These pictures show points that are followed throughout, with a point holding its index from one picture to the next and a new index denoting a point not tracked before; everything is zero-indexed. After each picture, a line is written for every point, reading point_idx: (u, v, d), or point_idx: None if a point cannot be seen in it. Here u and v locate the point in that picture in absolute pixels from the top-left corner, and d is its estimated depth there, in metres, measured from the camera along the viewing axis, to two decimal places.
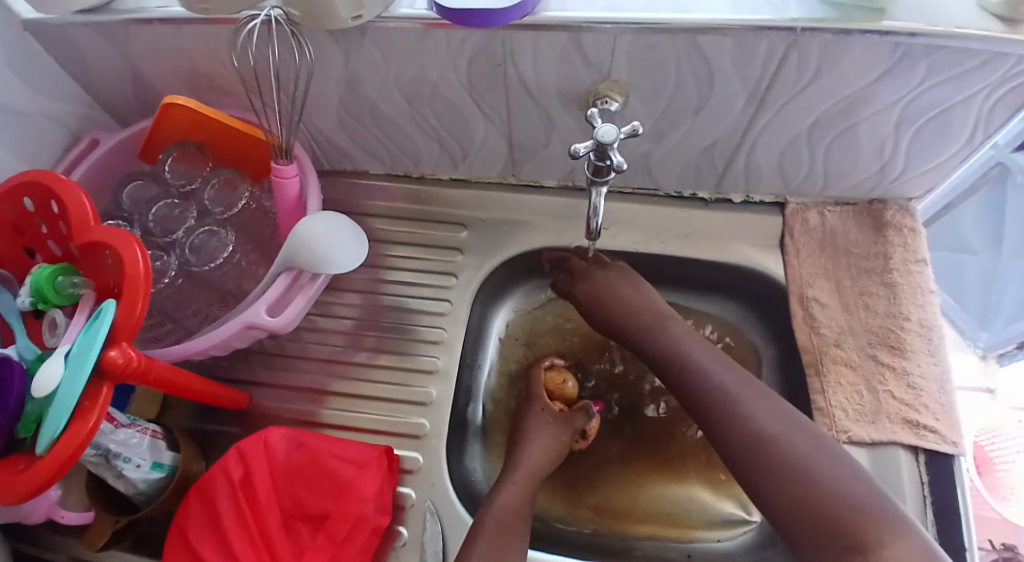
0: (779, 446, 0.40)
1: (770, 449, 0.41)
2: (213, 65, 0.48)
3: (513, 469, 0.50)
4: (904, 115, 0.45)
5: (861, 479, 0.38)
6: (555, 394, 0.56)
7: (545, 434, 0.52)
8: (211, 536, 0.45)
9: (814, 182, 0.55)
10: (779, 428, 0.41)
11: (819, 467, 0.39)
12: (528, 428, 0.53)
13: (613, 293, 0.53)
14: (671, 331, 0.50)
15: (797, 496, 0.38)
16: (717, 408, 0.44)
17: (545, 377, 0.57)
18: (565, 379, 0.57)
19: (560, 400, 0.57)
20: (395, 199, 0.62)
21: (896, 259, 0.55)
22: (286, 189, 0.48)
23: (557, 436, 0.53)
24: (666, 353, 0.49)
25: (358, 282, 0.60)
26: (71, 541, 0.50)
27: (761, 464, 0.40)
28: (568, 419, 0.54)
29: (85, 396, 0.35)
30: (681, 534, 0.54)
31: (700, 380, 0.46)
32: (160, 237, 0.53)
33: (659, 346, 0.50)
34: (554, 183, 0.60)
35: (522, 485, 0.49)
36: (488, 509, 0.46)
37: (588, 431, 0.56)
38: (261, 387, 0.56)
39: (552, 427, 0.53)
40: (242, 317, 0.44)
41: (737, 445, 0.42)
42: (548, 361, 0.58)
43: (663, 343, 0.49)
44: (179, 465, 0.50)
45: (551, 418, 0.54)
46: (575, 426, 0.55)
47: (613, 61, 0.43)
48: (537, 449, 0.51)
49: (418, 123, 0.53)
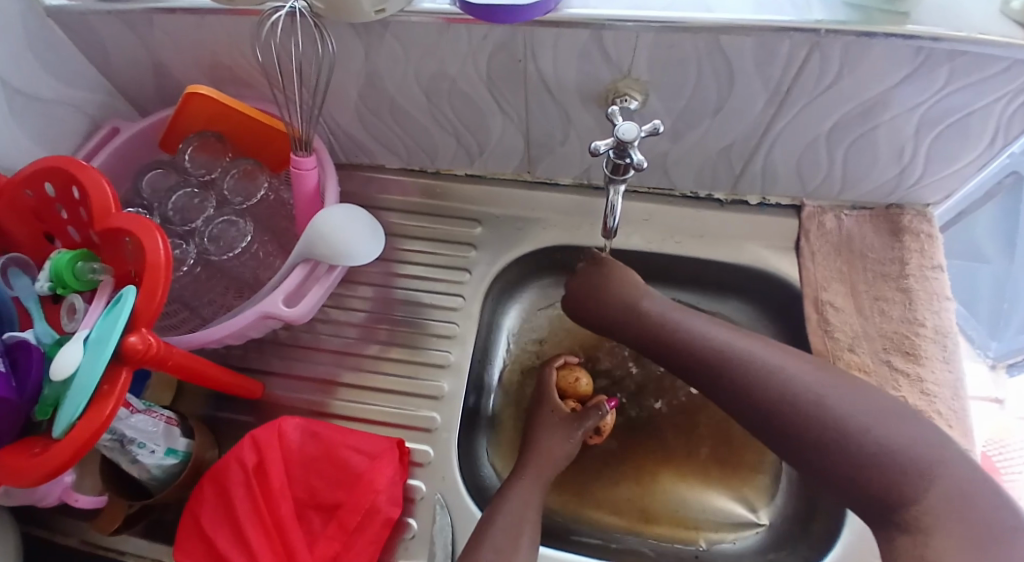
0: (803, 411, 0.42)
1: (795, 418, 0.42)
2: (233, 56, 0.49)
3: (521, 468, 0.50)
4: (923, 119, 0.45)
5: (889, 424, 0.40)
6: (568, 392, 0.56)
7: (553, 437, 0.52)
8: (225, 524, 0.45)
9: (831, 185, 0.55)
10: (804, 388, 0.43)
11: (855, 420, 0.41)
12: (539, 431, 0.53)
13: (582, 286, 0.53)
14: (650, 315, 0.50)
15: (831, 463, 0.41)
16: (727, 381, 0.45)
17: (558, 376, 0.57)
18: (578, 376, 0.57)
19: (574, 398, 0.56)
20: (409, 193, 0.62)
21: (912, 264, 0.55)
22: (305, 180, 0.48)
23: (566, 439, 0.52)
24: (654, 332, 0.49)
25: (372, 275, 0.60)
26: (84, 524, 0.50)
27: (788, 437, 0.43)
28: (577, 419, 0.53)
29: (104, 380, 0.36)
30: (689, 535, 0.54)
31: (705, 349, 0.46)
32: (179, 226, 0.55)
33: (641, 328, 0.50)
34: (570, 181, 0.60)
35: (534, 480, 0.49)
36: (508, 498, 0.47)
37: (602, 427, 0.55)
38: (274, 377, 0.57)
39: (560, 430, 0.52)
40: (258, 308, 0.44)
41: (767, 411, 0.43)
42: (561, 360, 0.58)
43: (643, 328, 0.50)
44: (193, 452, 0.50)
45: (561, 419, 0.53)
46: (588, 426, 0.53)
47: (635, 60, 0.43)
48: (545, 451, 0.51)
49: (436, 118, 0.53)
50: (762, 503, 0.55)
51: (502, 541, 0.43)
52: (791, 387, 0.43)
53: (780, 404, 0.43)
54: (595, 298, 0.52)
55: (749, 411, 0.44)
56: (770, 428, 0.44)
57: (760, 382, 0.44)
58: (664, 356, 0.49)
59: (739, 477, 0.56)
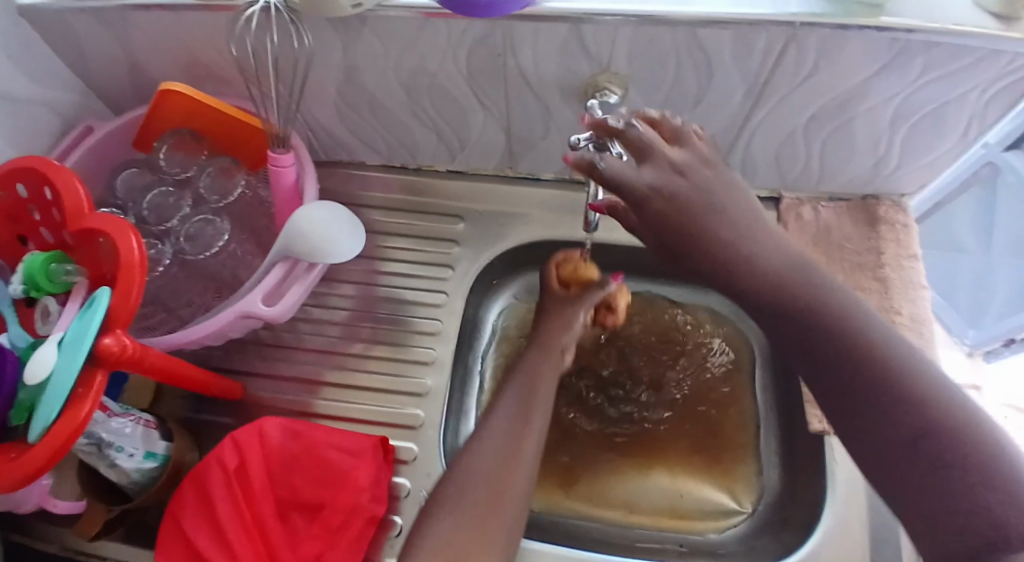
0: (971, 445, 0.28)
1: (957, 450, 0.28)
2: (210, 54, 0.48)
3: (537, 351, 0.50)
4: (896, 112, 0.46)
5: None
6: (572, 281, 0.55)
7: (565, 315, 0.52)
8: (206, 526, 0.45)
9: (809, 177, 0.56)
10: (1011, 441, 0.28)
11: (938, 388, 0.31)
12: (553, 314, 0.53)
13: (726, 181, 0.40)
14: (820, 283, 0.37)
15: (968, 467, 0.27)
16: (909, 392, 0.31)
17: (558, 270, 0.55)
18: (580, 263, 0.55)
19: (578, 286, 0.55)
20: (391, 189, 0.62)
21: (888, 254, 0.56)
22: (282, 178, 0.47)
23: (574, 314, 0.52)
24: (818, 311, 0.35)
25: (354, 273, 0.60)
26: (62, 530, 0.49)
27: (886, 391, 0.31)
28: (579, 300, 0.53)
29: (78, 383, 0.35)
30: (671, 525, 0.54)
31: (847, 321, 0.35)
32: (155, 225, 0.54)
33: (795, 295, 0.36)
34: (551, 176, 0.60)
35: (544, 356, 0.49)
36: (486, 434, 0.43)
37: (613, 301, 0.56)
38: (256, 377, 0.56)
39: (566, 307, 0.53)
40: (236, 308, 0.44)
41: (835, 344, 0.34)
42: (561, 255, 0.55)
43: (800, 304, 0.36)
44: (173, 454, 0.50)
45: (566, 301, 0.53)
46: (591, 303, 0.53)
47: (614, 55, 0.43)
48: (564, 325, 0.52)
49: (416, 114, 0.52)
50: (746, 494, 0.55)
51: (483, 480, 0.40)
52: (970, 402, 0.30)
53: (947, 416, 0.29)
54: (739, 230, 0.39)
55: (863, 411, 0.32)
56: (852, 384, 0.33)
57: (918, 383, 0.31)
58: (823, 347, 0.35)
59: (723, 470, 0.57)
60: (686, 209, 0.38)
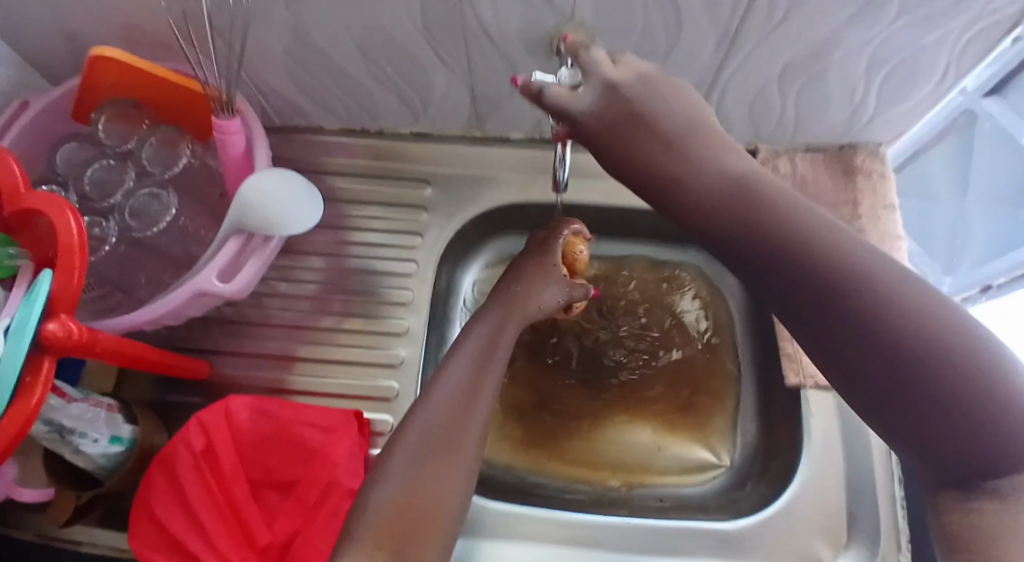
0: (966, 362, 0.24)
1: (947, 373, 0.24)
2: (146, 17, 0.44)
3: (505, 310, 0.46)
4: (872, 60, 0.44)
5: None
6: (567, 260, 0.51)
7: (539, 289, 0.48)
8: (178, 509, 0.44)
9: (785, 128, 0.54)
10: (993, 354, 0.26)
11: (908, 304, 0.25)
12: (527, 284, 0.48)
13: (668, 91, 0.35)
14: (767, 190, 0.30)
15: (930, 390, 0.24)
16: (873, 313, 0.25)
17: (566, 242, 0.51)
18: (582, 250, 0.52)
19: (568, 268, 0.52)
20: (355, 155, 0.59)
21: (865, 205, 0.55)
22: (231, 146, 0.45)
23: (552, 293, 0.48)
24: (779, 226, 0.28)
25: (320, 245, 0.58)
26: (35, 518, 0.48)
27: (850, 310, 0.26)
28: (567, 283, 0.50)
29: (25, 371, 0.34)
30: (651, 481, 0.55)
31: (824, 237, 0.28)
32: (99, 202, 0.51)
33: (734, 203, 0.31)
34: (520, 135, 0.58)
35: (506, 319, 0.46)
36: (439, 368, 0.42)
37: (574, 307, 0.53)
38: (224, 355, 0.55)
39: (549, 280, 0.48)
40: (191, 284, 0.42)
41: (788, 257, 0.28)
42: (574, 226, 0.51)
43: (748, 221, 0.29)
44: (139, 438, 0.48)
45: (556, 275, 0.49)
46: (573, 296, 0.50)
47: (577, 2, 0.40)
48: (532, 302, 0.47)
49: (374, 73, 0.49)
50: (721, 445, 0.56)
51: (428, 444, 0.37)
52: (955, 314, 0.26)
53: (915, 336, 0.25)
54: (666, 142, 0.33)
55: (841, 339, 0.26)
56: (811, 299, 0.27)
57: (891, 292, 0.26)
58: (782, 270, 0.28)
59: (701, 426, 0.57)
60: (616, 126, 0.34)
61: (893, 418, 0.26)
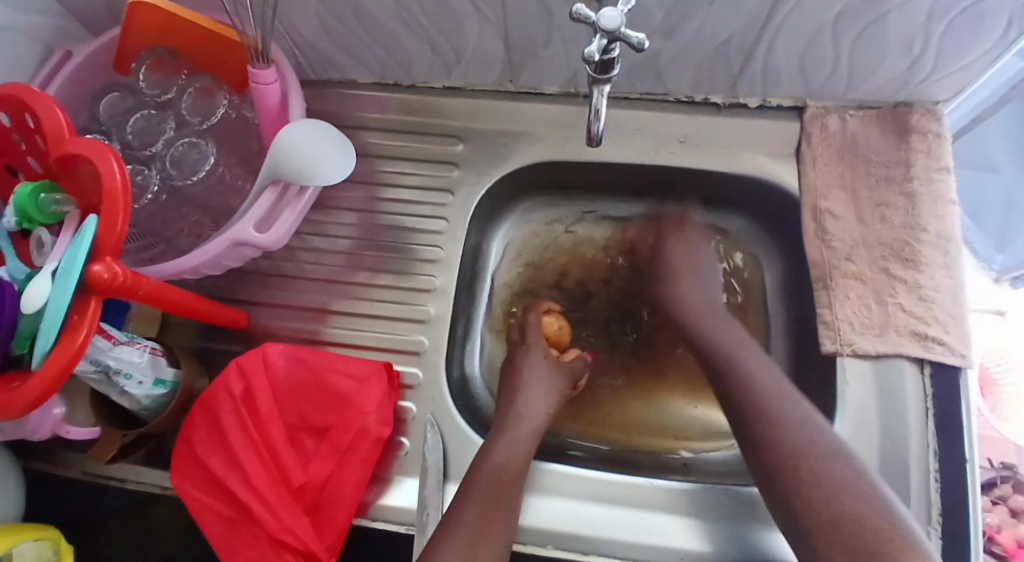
0: (823, 472, 0.40)
1: (809, 479, 0.40)
2: None
3: (515, 420, 0.49)
4: (935, 7, 0.41)
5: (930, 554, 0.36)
6: (552, 339, 0.58)
7: (545, 376, 0.53)
8: (217, 447, 0.46)
9: (837, 82, 0.51)
10: (881, 494, 0.39)
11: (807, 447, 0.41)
12: (527, 373, 0.53)
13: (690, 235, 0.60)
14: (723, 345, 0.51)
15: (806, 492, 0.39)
16: (780, 442, 0.42)
17: (545, 322, 0.57)
18: (561, 327, 0.58)
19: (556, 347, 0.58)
20: (387, 109, 0.59)
21: (918, 166, 0.52)
22: (266, 96, 0.45)
23: (555, 381, 0.53)
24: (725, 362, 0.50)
25: (352, 200, 0.58)
26: (81, 456, 0.50)
27: (761, 429, 0.44)
28: (563, 364, 0.55)
29: (73, 311, 0.35)
30: (676, 444, 0.55)
31: (773, 405, 0.45)
32: (139, 150, 0.52)
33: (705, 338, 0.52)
34: (556, 89, 0.56)
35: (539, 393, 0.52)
36: (481, 464, 0.45)
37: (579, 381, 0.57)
38: (260, 306, 0.56)
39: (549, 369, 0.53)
40: (227, 234, 0.42)
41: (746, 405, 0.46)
42: (548, 307, 0.58)
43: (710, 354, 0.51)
44: (181, 381, 0.51)
45: (552, 362, 0.54)
46: (573, 372, 0.55)
47: None
48: (539, 390, 0.52)
49: (404, 20, 0.48)
50: None
51: (484, 512, 0.42)
52: (843, 452, 0.41)
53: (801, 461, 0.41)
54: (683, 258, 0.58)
55: (762, 449, 0.43)
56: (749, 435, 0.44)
57: (793, 429, 0.43)
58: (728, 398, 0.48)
59: None
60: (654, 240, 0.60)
61: (792, 509, 0.40)
